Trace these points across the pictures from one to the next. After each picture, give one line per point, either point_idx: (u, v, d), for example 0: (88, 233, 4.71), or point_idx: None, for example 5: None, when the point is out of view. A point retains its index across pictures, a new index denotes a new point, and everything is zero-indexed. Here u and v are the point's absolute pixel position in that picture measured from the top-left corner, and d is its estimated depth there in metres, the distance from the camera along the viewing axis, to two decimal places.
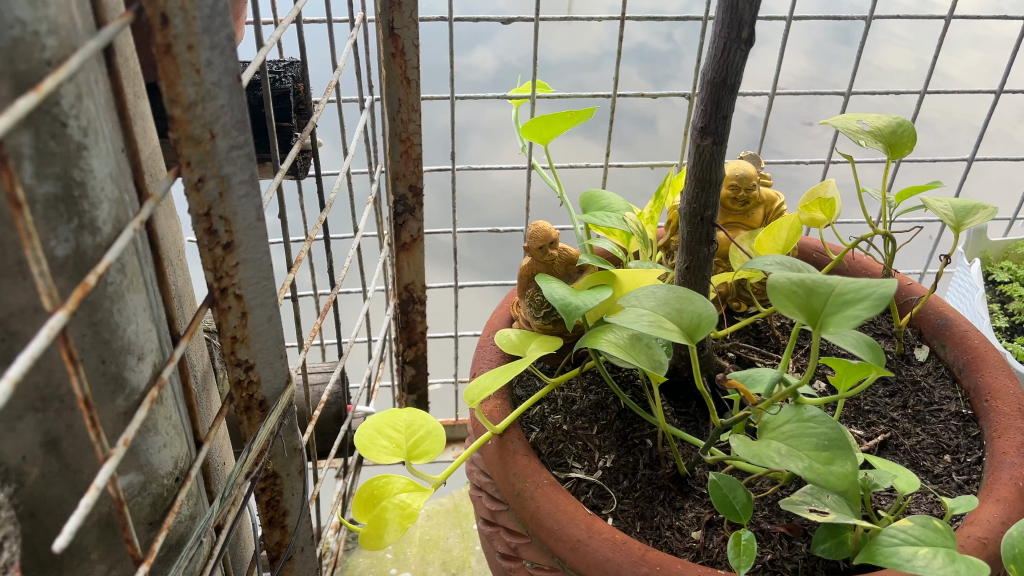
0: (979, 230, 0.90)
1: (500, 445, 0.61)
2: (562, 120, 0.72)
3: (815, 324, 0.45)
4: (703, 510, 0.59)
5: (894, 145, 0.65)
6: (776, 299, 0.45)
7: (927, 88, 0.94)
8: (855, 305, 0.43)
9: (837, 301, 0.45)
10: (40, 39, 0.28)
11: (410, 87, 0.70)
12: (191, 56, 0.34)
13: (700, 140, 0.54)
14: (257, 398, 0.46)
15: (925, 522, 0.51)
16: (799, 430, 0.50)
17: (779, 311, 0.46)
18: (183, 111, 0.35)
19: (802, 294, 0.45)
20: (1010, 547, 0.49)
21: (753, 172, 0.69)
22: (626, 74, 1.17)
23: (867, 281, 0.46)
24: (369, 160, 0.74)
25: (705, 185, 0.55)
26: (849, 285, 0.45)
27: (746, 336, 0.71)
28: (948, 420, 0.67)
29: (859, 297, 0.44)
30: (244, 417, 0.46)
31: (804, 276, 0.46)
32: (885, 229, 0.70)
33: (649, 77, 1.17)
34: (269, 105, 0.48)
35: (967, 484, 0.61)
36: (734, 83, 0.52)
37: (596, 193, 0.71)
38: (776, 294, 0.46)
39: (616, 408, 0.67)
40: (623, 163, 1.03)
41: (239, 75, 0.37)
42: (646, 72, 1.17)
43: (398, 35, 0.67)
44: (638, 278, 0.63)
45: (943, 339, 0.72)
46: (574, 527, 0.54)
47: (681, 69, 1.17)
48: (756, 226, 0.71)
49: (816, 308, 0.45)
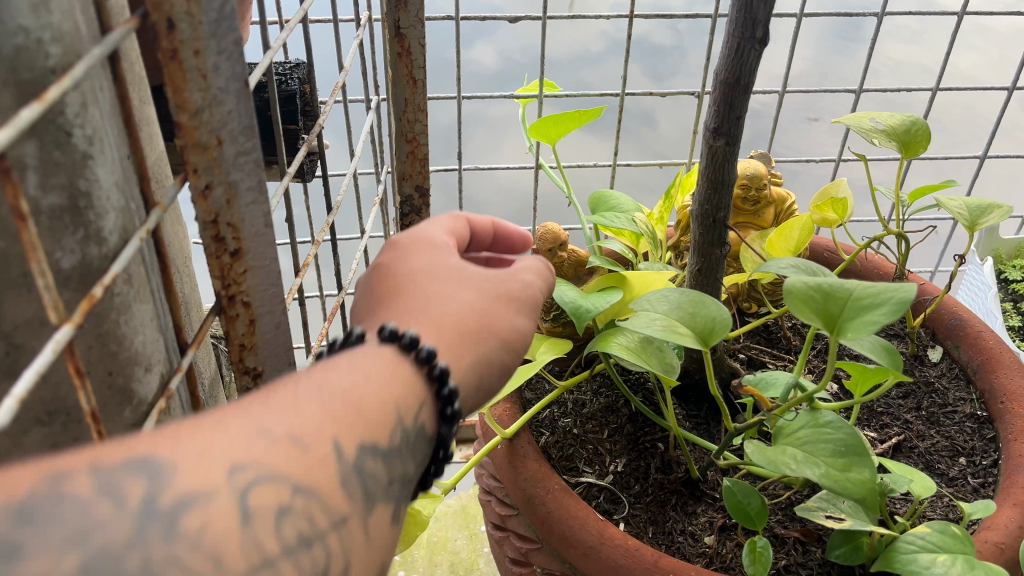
0: (991, 228, 0.88)
1: (510, 449, 0.60)
2: (570, 119, 0.71)
3: (832, 329, 0.44)
4: (716, 514, 0.58)
5: (907, 144, 0.64)
6: (792, 303, 0.44)
7: (940, 84, 0.93)
8: (874, 311, 0.43)
9: (855, 307, 0.44)
10: (44, 47, 0.27)
11: (417, 87, 0.69)
12: (198, 62, 0.33)
13: (712, 141, 0.53)
14: None
15: (943, 527, 0.50)
16: (814, 436, 0.49)
17: (796, 316, 0.45)
18: (190, 117, 0.34)
19: (819, 299, 0.45)
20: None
21: (764, 171, 0.68)
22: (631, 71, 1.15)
23: (886, 286, 0.45)
24: (375, 161, 0.73)
25: (717, 186, 0.54)
26: (867, 290, 0.44)
27: (757, 337, 0.71)
28: (963, 422, 0.66)
29: (878, 302, 0.43)
30: None
31: (821, 280, 0.46)
32: (898, 228, 0.69)
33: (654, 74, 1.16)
34: (276, 107, 0.47)
35: (982, 487, 0.60)
36: (747, 83, 0.51)
37: (604, 193, 0.70)
38: (793, 298, 0.45)
39: (626, 411, 0.67)
40: (631, 162, 1.01)
41: (247, 79, 0.36)
42: (651, 67, 1.15)
43: (405, 34, 0.66)
44: (648, 281, 0.62)
45: (957, 340, 0.71)
46: (586, 533, 0.53)
47: (686, 65, 1.16)
48: (767, 226, 0.71)
49: (833, 313, 0.44)
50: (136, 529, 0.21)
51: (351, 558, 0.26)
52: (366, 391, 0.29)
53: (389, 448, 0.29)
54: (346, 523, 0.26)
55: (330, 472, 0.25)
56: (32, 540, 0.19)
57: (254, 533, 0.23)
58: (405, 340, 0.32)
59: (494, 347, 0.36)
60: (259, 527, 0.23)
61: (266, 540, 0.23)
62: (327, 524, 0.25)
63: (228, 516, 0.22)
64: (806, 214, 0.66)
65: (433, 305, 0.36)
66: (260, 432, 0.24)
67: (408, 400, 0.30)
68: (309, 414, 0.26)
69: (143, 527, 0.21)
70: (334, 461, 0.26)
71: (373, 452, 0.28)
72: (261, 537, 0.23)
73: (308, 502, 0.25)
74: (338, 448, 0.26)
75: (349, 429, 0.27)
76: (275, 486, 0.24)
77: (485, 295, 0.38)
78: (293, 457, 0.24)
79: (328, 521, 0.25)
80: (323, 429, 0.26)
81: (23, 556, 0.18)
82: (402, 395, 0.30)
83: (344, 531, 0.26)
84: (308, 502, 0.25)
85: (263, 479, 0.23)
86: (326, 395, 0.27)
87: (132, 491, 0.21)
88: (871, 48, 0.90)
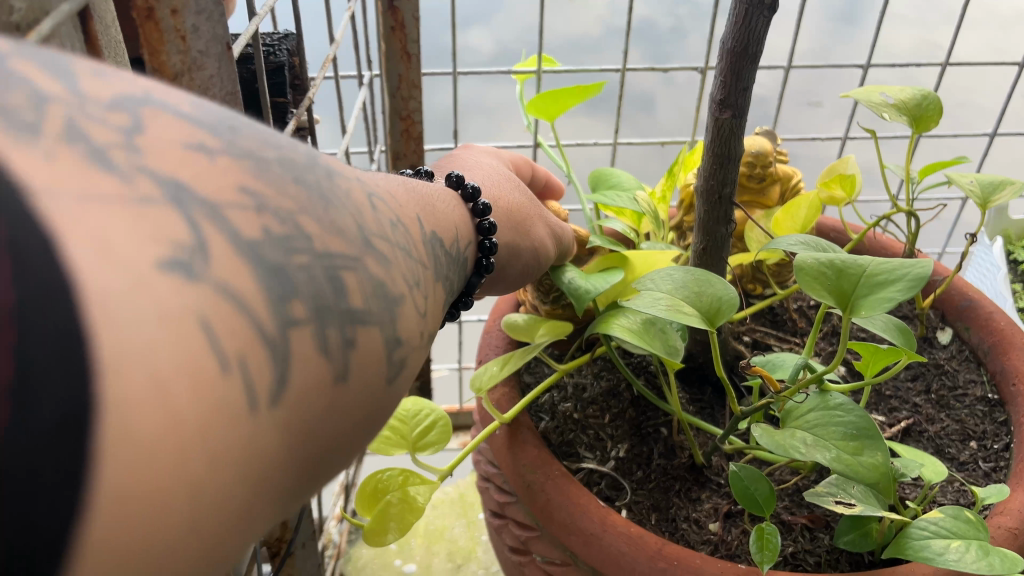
0: (1000, 207, 0.86)
1: (509, 435, 0.58)
2: (568, 94, 0.69)
3: (845, 308, 0.42)
4: (721, 501, 0.56)
5: (918, 119, 0.62)
6: (804, 281, 0.43)
7: (948, 60, 0.90)
8: (886, 288, 0.41)
9: (867, 284, 0.42)
10: (9, 1, 0.25)
11: (411, 62, 0.67)
12: (175, 22, 0.31)
13: (719, 114, 0.51)
14: None
15: (955, 512, 0.49)
16: (825, 418, 0.47)
17: (807, 294, 0.43)
18: (169, 81, 0.32)
19: (831, 276, 0.43)
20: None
21: (770, 148, 0.66)
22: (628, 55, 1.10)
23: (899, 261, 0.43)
24: (368, 141, 0.71)
25: (722, 160, 0.52)
26: (880, 266, 0.42)
27: (762, 320, 0.69)
28: (974, 405, 0.64)
29: (892, 279, 0.41)
30: None
31: (832, 256, 0.44)
32: (908, 207, 0.67)
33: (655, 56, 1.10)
34: (262, 78, 0.45)
35: (994, 471, 0.58)
36: (755, 52, 0.48)
37: (605, 170, 0.69)
38: (805, 276, 0.43)
39: (628, 395, 0.65)
40: (632, 141, 0.99)
41: (230, 42, 0.34)
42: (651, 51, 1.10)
43: (397, 7, 0.64)
44: (650, 261, 0.60)
45: (967, 322, 0.69)
46: (588, 520, 0.52)
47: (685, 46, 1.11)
48: (772, 205, 0.69)
49: (846, 291, 0.42)
50: (309, 158, 0.27)
51: (430, 287, 0.33)
52: (439, 215, 0.41)
53: (449, 244, 0.40)
54: (427, 266, 0.33)
55: (417, 225, 0.35)
56: (245, 130, 0.25)
57: (380, 216, 0.30)
58: (466, 189, 0.49)
59: (525, 231, 0.56)
60: (382, 213, 0.30)
61: (386, 226, 0.30)
62: (419, 254, 0.33)
63: (362, 195, 0.29)
64: (814, 193, 0.65)
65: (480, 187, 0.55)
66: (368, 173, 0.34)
67: (465, 224, 0.47)
68: (399, 195, 0.36)
69: (313, 163, 0.27)
70: (417, 223, 0.35)
71: (440, 238, 0.38)
72: (384, 219, 0.30)
73: (407, 229, 0.33)
74: (420, 218, 0.36)
75: (427, 214, 0.38)
76: (384, 203, 0.32)
77: (527, 203, 0.59)
78: (393, 198, 0.34)
79: (419, 253, 0.33)
80: (410, 202, 0.37)
81: (238, 131, 0.24)
82: (463, 231, 0.45)
83: (427, 267, 0.33)
84: (405, 228, 0.33)
85: (376, 194, 0.31)
86: (403, 188, 0.38)
87: (303, 145, 0.28)
88: (879, 23, 0.87)
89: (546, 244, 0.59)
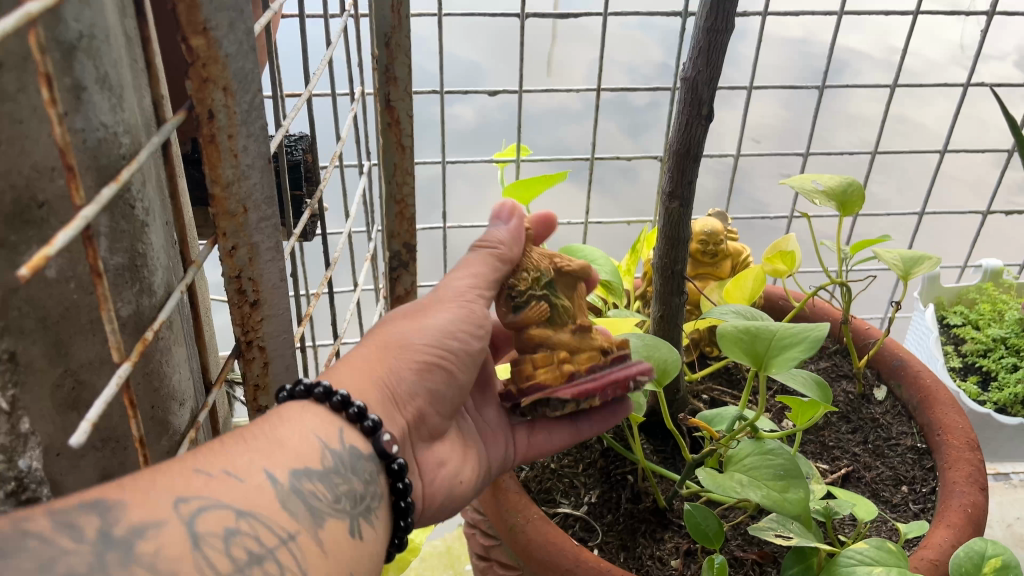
0: (932, 276, 0.96)
1: (492, 483, 0.65)
2: (540, 182, 0.76)
3: (759, 365, 0.55)
4: (682, 541, 0.64)
5: (845, 204, 0.71)
6: (725, 345, 0.55)
7: (877, 149, 0.98)
8: (793, 349, 0.53)
9: (777, 345, 0.54)
10: (118, 138, 0.33)
11: (405, 153, 0.76)
12: (230, 144, 0.40)
13: (669, 203, 0.60)
14: (264, 405, 0.51)
15: (879, 543, 0.56)
16: (759, 461, 0.55)
17: (729, 354, 0.55)
18: (222, 189, 0.41)
19: (747, 340, 0.55)
20: (982, 545, 0.55)
21: (721, 228, 0.76)
22: (604, 130, 1.17)
23: (800, 326, 0.55)
24: (366, 223, 0.79)
25: (674, 243, 0.61)
26: (787, 330, 0.54)
27: (719, 379, 0.77)
28: (905, 454, 0.73)
29: (795, 342, 0.54)
30: (237, 301, 0.45)
31: (749, 323, 0.56)
32: (841, 278, 0.77)
33: (630, 129, 1.17)
34: (285, 177, 0.54)
35: (922, 512, 0.67)
36: (697, 153, 0.57)
37: (573, 248, 0.75)
38: (726, 341, 0.55)
39: (598, 447, 0.73)
40: (601, 220, 1.07)
41: (270, 155, 0.43)
42: (626, 127, 1.16)
43: (394, 107, 0.73)
44: (616, 327, 0.70)
45: (899, 379, 0.77)
46: (563, 557, 0.59)
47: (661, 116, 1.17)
48: (725, 277, 0.78)
49: (759, 352, 0.54)
50: (97, 554, 0.30)
51: (304, 562, 0.36)
52: (293, 437, 0.41)
53: (317, 471, 0.40)
54: (294, 536, 0.37)
55: (268, 494, 0.37)
56: None
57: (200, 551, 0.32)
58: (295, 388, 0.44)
59: (401, 364, 0.50)
60: (211, 543, 0.33)
61: (217, 557, 0.33)
62: (275, 539, 0.35)
63: (180, 541, 0.32)
64: (760, 266, 0.73)
65: (343, 371, 0.49)
66: (195, 471, 0.35)
67: (307, 434, 0.42)
68: (244, 461, 0.38)
69: (102, 551, 0.30)
70: (267, 486, 0.37)
71: (305, 474, 0.39)
72: (212, 544, 0.33)
73: (251, 522, 0.35)
74: (268, 478, 0.38)
75: (277, 458, 0.39)
76: (218, 511, 0.34)
77: (397, 321, 0.52)
78: (231, 486, 0.36)
79: (275, 538, 0.36)
80: (253, 463, 0.38)
81: None
82: (320, 423, 0.43)
83: (290, 542, 0.36)
84: (251, 521, 0.35)
85: (208, 506, 0.34)
86: (257, 445, 0.39)
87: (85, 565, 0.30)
88: (818, 116, 0.96)
89: (431, 326, 0.51)
